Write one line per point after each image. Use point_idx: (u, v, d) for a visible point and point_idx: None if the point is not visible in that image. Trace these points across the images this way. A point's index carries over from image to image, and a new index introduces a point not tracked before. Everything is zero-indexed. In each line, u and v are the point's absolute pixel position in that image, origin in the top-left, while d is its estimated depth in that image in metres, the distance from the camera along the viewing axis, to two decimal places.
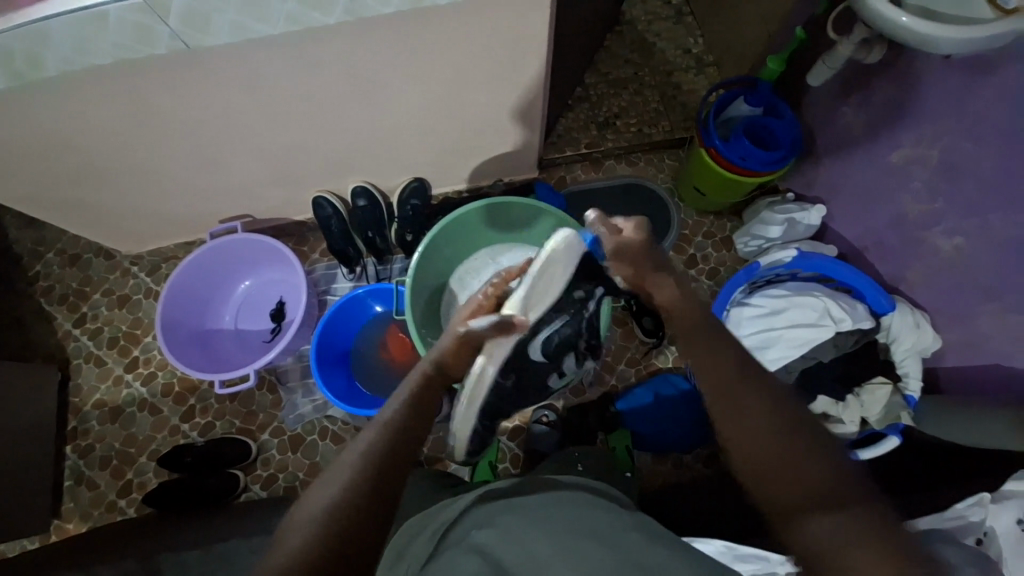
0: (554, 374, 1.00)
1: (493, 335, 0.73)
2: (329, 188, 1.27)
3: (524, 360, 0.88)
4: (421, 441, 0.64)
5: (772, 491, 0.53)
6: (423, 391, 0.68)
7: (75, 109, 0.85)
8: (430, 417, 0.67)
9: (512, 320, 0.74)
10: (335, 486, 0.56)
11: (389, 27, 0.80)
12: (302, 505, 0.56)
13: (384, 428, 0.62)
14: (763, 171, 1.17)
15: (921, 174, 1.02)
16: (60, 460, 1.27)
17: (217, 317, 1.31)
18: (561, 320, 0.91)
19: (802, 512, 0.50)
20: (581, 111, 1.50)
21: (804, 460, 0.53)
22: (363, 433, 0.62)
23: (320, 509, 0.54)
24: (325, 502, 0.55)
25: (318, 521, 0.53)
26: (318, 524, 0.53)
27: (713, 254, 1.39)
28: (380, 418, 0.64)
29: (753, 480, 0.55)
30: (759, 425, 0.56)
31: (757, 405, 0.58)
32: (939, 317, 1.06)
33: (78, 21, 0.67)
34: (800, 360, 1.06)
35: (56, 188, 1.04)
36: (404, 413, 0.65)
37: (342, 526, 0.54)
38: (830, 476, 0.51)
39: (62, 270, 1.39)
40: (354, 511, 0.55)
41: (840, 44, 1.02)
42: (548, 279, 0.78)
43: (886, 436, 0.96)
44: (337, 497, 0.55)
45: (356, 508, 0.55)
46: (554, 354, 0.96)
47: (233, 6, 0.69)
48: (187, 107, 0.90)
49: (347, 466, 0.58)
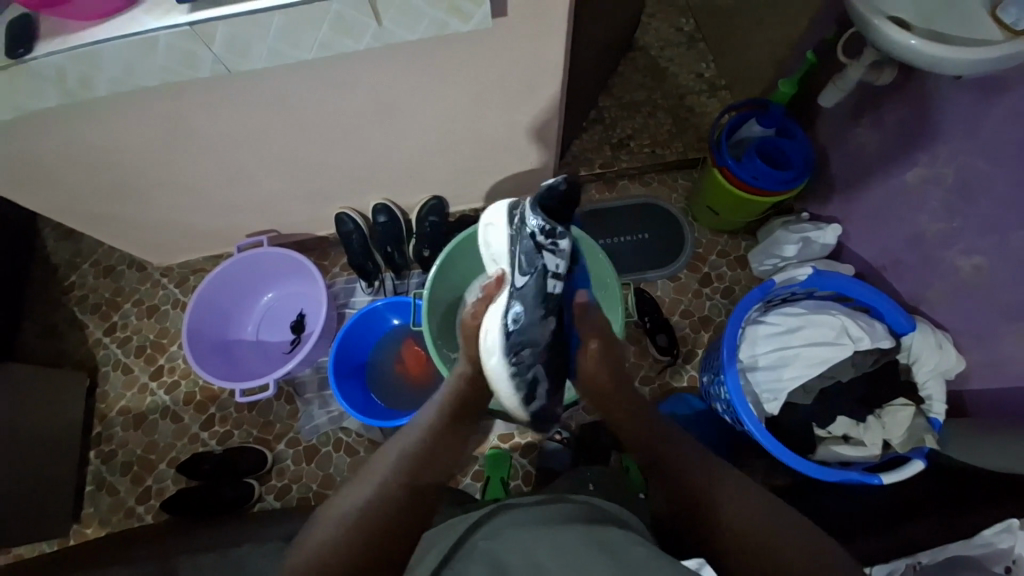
0: (552, 279, 0.78)
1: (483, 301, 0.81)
2: (351, 205, 1.32)
3: (509, 294, 0.77)
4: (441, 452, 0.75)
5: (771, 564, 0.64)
6: (455, 404, 0.78)
7: (121, 126, 0.91)
8: (446, 446, 0.76)
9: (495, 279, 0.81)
10: (368, 488, 0.69)
11: (413, 51, 0.85)
12: (338, 502, 0.69)
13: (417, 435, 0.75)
14: (776, 190, 1.18)
15: (937, 193, 1.02)
16: (84, 465, 1.30)
17: (240, 328, 1.35)
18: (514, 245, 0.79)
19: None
20: (595, 133, 1.54)
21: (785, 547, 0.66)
22: (386, 455, 0.74)
23: (354, 507, 0.67)
24: (359, 501, 0.68)
25: (353, 516, 0.66)
26: (348, 525, 0.65)
27: (728, 272, 1.39)
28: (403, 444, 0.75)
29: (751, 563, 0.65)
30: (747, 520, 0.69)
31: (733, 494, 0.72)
32: (962, 337, 1.04)
33: (128, 46, 0.73)
34: (818, 380, 1.04)
35: (97, 201, 1.11)
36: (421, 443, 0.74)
37: (370, 525, 0.66)
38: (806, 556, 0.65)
39: (96, 281, 1.46)
40: (381, 515, 0.66)
41: (851, 66, 1.05)
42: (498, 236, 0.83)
43: (910, 460, 0.94)
44: (367, 499, 0.68)
45: (381, 510, 0.67)
46: (528, 265, 0.77)
47: (271, 34, 0.74)
48: (222, 126, 0.96)
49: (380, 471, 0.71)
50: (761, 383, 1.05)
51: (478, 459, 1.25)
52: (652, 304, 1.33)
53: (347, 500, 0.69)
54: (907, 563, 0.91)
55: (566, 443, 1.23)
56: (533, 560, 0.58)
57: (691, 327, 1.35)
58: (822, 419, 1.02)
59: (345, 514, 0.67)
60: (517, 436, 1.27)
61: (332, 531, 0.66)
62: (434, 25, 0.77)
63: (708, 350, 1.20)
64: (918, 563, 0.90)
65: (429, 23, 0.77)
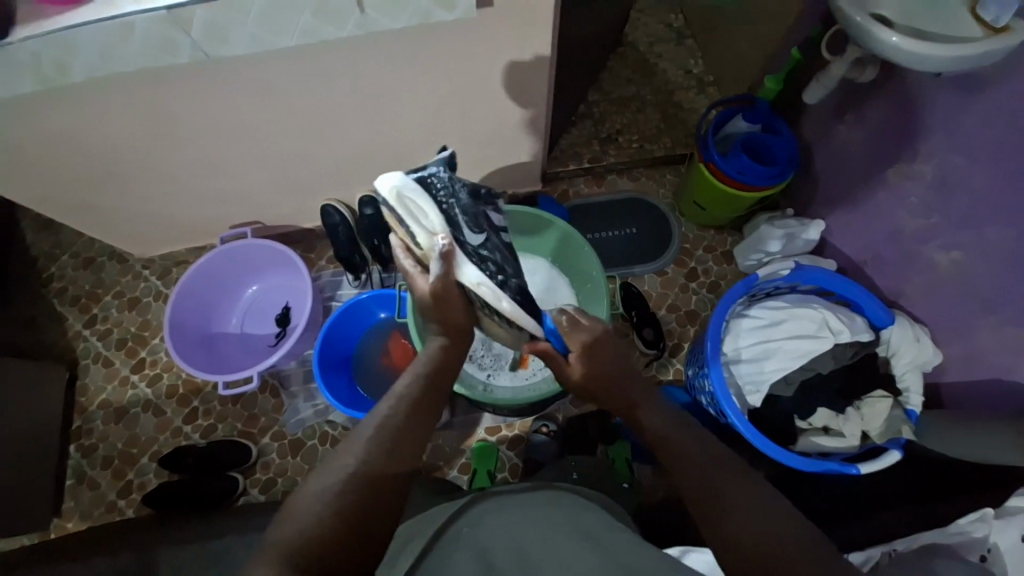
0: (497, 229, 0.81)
1: (445, 266, 0.68)
2: (338, 197, 1.31)
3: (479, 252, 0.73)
4: (427, 416, 0.71)
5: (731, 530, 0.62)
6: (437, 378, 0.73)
7: (100, 113, 0.89)
8: (430, 411, 0.71)
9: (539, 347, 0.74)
10: (354, 457, 0.63)
11: (397, 40, 0.84)
12: (316, 475, 0.62)
13: (397, 403, 0.69)
14: (760, 185, 1.19)
15: (916, 189, 1.03)
16: (63, 459, 1.28)
17: (224, 321, 1.33)
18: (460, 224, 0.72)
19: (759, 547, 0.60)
20: (584, 128, 1.54)
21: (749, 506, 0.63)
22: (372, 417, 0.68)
23: (340, 478, 0.61)
24: (345, 470, 0.62)
25: (338, 488, 0.60)
26: (334, 494, 0.60)
27: (714, 267, 1.40)
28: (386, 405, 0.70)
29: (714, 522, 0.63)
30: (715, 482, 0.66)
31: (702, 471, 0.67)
32: (939, 330, 1.06)
33: (103, 31, 0.71)
34: (799, 372, 1.05)
35: (75, 190, 1.09)
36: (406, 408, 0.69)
37: (358, 496, 0.60)
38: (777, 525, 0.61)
39: (76, 272, 1.43)
40: (363, 484, 0.61)
41: (834, 63, 1.05)
42: (416, 202, 0.69)
43: (887, 450, 0.96)
44: (355, 469, 0.62)
45: (371, 482, 0.61)
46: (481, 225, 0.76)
47: (251, 19, 0.73)
48: (204, 113, 0.94)
49: (363, 438, 0.65)
50: (744, 376, 1.06)
51: (465, 452, 1.25)
52: (638, 297, 1.34)
53: (328, 478, 0.61)
54: (882, 550, 0.90)
55: (553, 435, 1.22)
56: (523, 555, 0.58)
57: (677, 322, 1.36)
58: (803, 410, 1.04)
59: (326, 489, 0.60)
60: (504, 429, 1.27)
61: (311, 509, 0.59)
62: (418, 13, 0.76)
63: (693, 344, 1.21)
64: (894, 551, 0.89)
65: (413, 12, 0.76)
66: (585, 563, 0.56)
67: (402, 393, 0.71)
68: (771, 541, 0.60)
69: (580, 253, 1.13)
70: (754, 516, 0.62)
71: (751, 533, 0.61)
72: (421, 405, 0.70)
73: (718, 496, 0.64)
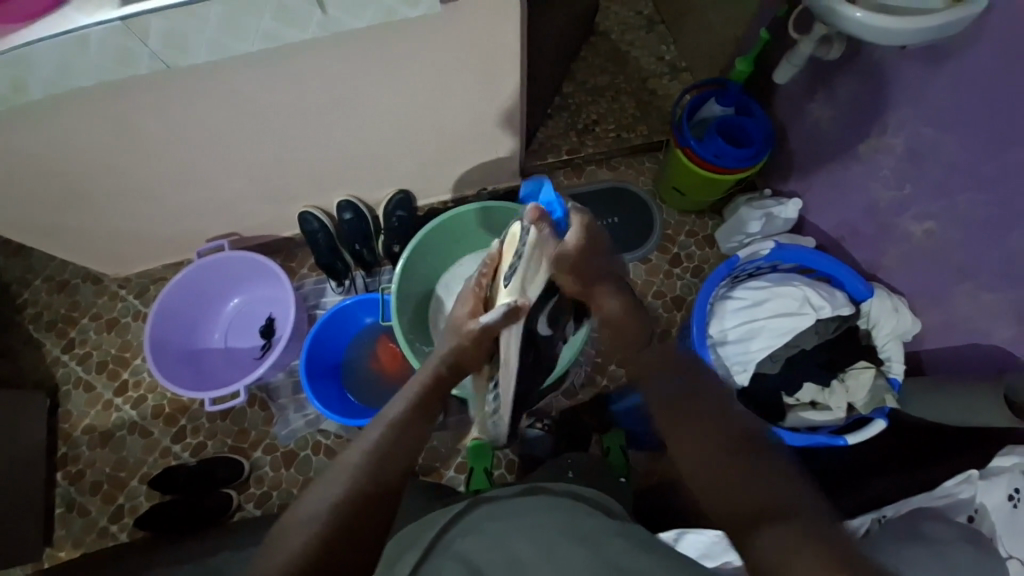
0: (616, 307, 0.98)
1: (505, 325, 0.67)
2: (316, 203, 1.29)
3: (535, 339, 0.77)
4: (417, 440, 0.68)
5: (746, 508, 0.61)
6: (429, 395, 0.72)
7: (62, 130, 0.87)
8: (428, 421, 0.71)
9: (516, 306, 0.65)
10: (338, 485, 0.61)
11: (363, 40, 0.83)
12: (300, 502, 0.61)
13: (385, 428, 0.67)
14: (738, 168, 1.20)
15: (888, 162, 1.05)
16: (50, 488, 1.25)
17: (207, 336, 1.31)
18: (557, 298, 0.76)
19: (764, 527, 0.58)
20: (560, 119, 1.53)
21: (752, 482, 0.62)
22: (368, 432, 0.67)
23: (323, 505, 0.59)
24: (328, 498, 0.60)
25: (322, 518, 0.58)
26: (318, 522, 0.58)
27: (697, 252, 1.41)
28: (386, 416, 0.69)
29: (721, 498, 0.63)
30: (719, 455, 0.66)
31: (710, 441, 0.68)
32: (917, 300, 1.09)
33: (56, 46, 0.69)
34: (784, 349, 1.06)
35: (41, 211, 1.05)
36: (406, 414, 0.69)
37: (345, 517, 0.59)
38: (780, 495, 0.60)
39: (50, 296, 1.39)
40: (346, 515, 0.59)
41: (800, 42, 1.06)
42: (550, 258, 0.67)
43: (872, 421, 0.98)
44: (339, 496, 0.60)
45: (356, 504, 0.60)
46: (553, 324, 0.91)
47: (212, 26, 0.72)
48: (171, 126, 0.92)
49: (350, 466, 0.63)
50: (731, 356, 1.07)
51: (461, 452, 1.25)
52: None
53: (314, 502, 0.60)
54: (872, 518, 0.92)
55: (548, 430, 1.24)
56: (512, 557, 0.58)
57: (664, 308, 1.37)
58: (790, 387, 1.06)
59: (310, 517, 0.58)
60: None
61: (293, 541, 0.57)
62: (383, 12, 0.75)
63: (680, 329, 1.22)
64: (883, 518, 0.91)
65: (377, 11, 0.75)
66: (571, 564, 0.57)
67: (392, 419, 0.68)
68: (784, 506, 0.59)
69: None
70: (757, 479, 0.62)
71: (759, 495, 0.60)
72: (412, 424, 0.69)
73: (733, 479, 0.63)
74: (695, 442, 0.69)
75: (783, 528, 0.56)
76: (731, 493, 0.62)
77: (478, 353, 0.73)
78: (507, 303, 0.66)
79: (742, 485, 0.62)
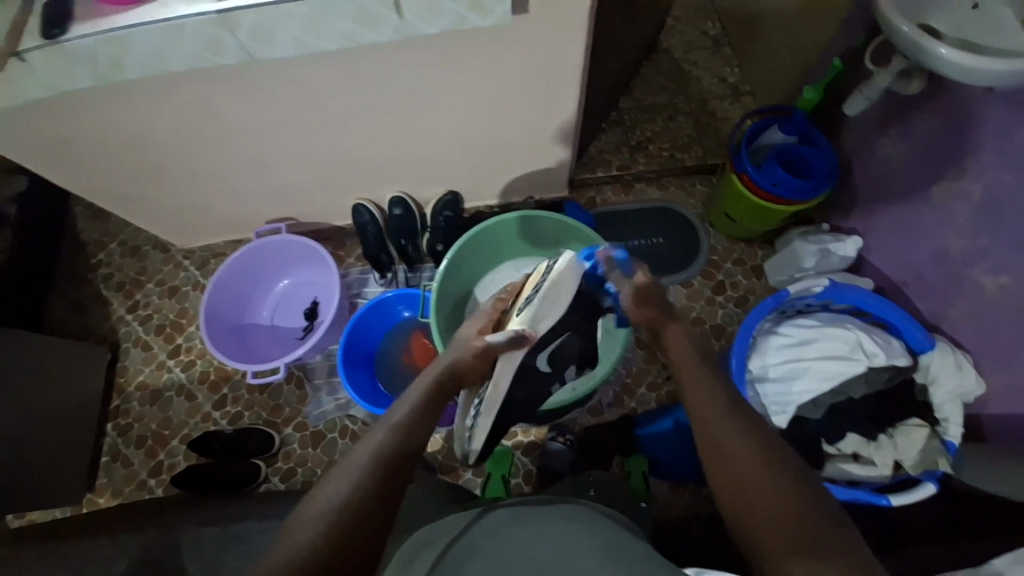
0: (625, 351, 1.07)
1: (506, 349, 0.74)
2: (369, 197, 1.34)
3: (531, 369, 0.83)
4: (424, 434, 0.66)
5: (760, 517, 0.53)
6: (434, 400, 0.71)
7: (149, 109, 0.94)
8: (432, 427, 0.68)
9: (523, 334, 0.74)
10: (345, 486, 0.57)
11: (429, 44, 0.86)
12: (307, 504, 0.57)
13: (390, 432, 0.64)
14: (796, 199, 1.16)
15: (964, 208, 0.98)
16: (101, 436, 1.35)
17: (255, 312, 1.38)
18: (558, 340, 0.85)
19: (783, 550, 0.50)
20: (614, 135, 1.53)
21: (771, 490, 0.54)
22: (373, 433, 0.64)
23: (331, 505, 0.56)
24: (335, 498, 0.56)
25: (329, 517, 0.55)
26: (324, 522, 0.54)
27: (743, 281, 1.37)
28: (390, 420, 0.66)
29: (733, 501, 0.56)
30: (744, 455, 0.58)
31: (739, 442, 0.59)
32: (983, 358, 1.01)
33: (155, 32, 0.75)
34: (829, 395, 1.01)
35: (122, 181, 1.15)
36: (412, 418, 0.67)
37: (358, 518, 0.55)
38: (801, 511, 0.52)
39: (122, 260, 1.51)
40: (355, 516, 0.55)
41: (877, 74, 1.01)
42: (555, 300, 0.78)
43: (921, 483, 0.91)
44: (347, 495, 0.57)
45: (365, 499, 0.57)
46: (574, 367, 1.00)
47: (295, 24, 0.76)
48: (245, 113, 0.98)
49: (357, 466, 0.59)
50: (770, 396, 1.02)
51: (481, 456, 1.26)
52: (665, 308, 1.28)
53: (319, 502, 0.56)
54: None
55: (570, 445, 1.21)
56: (534, 558, 0.58)
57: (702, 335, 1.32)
58: (832, 435, 1.00)
59: (320, 514, 0.55)
60: (520, 434, 1.27)
61: (297, 539, 0.54)
62: (453, 20, 0.78)
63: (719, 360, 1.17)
64: None
65: (449, 18, 0.78)
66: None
67: (396, 423, 0.65)
68: (799, 518, 0.52)
69: (574, 243, 1.16)
70: (788, 496, 0.54)
71: (790, 516, 0.52)
72: (419, 430, 0.66)
73: (746, 482, 0.56)
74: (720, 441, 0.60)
75: (809, 558, 0.49)
76: (754, 505, 0.54)
77: (475, 373, 0.76)
78: (516, 328, 0.74)
79: (769, 500, 0.54)
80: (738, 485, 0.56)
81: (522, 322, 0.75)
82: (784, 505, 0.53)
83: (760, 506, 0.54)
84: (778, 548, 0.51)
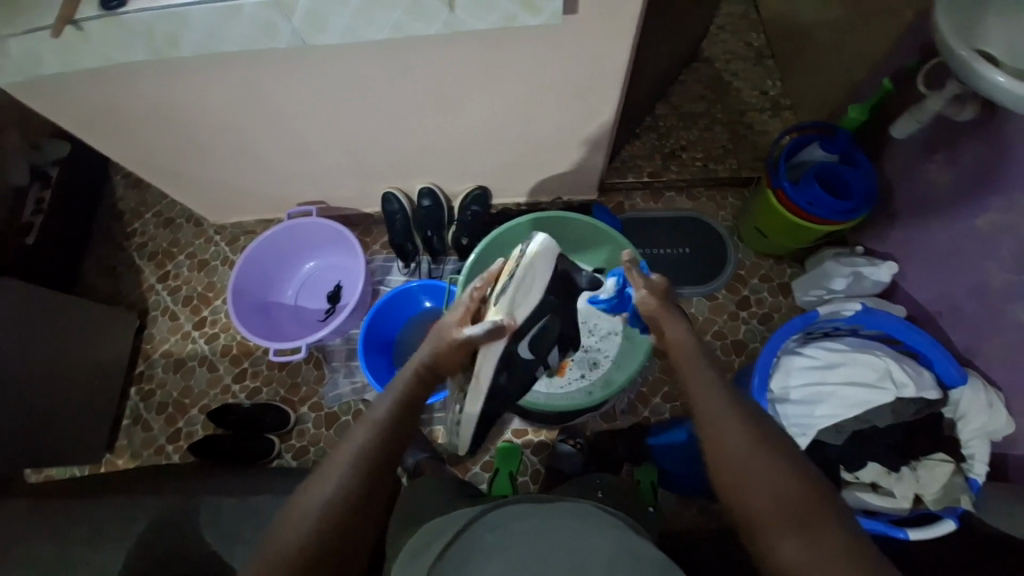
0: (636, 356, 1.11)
1: (485, 341, 0.72)
2: (399, 186, 1.35)
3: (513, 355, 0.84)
4: (418, 424, 0.67)
5: (756, 500, 0.56)
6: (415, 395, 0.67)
7: (196, 86, 0.97)
8: (416, 422, 0.66)
9: (502, 324, 0.72)
10: (329, 487, 0.58)
11: (476, 39, 0.86)
12: (302, 495, 0.58)
13: (370, 429, 0.62)
14: (832, 219, 1.13)
15: (1009, 242, 0.95)
16: (124, 399, 1.39)
17: (280, 292, 1.41)
18: (540, 323, 0.88)
19: (779, 530, 0.54)
20: (648, 140, 1.51)
21: (766, 472, 0.57)
22: (356, 430, 0.63)
23: (318, 505, 0.56)
24: (323, 498, 0.57)
25: (314, 519, 0.56)
26: (311, 523, 0.55)
27: (768, 298, 1.35)
28: (372, 416, 0.64)
29: (730, 484, 0.58)
30: (740, 440, 0.60)
31: (734, 428, 0.61)
32: (1015, 397, 0.98)
33: (212, 11, 0.77)
34: (853, 422, 0.98)
35: (163, 154, 1.18)
36: (395, 414, 0.64)
37: (346, 519, 0.57)
38: (794, 491, 0.55)
39: (156, 230, 1.55)
40: (342, 518, 0.56)
41: (929, 98, 0.99)
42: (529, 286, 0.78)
43: (942, 519, 0.88)
44: (332, 496, 0.57)
45: (364, 495, 0.58)
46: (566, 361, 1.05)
47: (349, 10, 0.77)
48: (287, 97, 1.00)
49: (340, 467, 0.59)
50: (791, 417, 1.00)
51: (490, 450, 1.27)
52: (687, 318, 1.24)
53: (307, 502, 0.57)
54: None
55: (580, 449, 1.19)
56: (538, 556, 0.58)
57: (723, 350, 1.31)
58: (851, 462, 0.98)
59: (307, 516, 0.56)
60: (531, 433, 1.28)
61: (286, 537, 0.55)
62: (503, 17, 0.78)
63: (740, 375, 1.15)
64: None
65: (500, 14, 0.78)
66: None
67: (376, 420, 0.63)
68: (793, 497, 0.55)
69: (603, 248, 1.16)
70: (782, 471, 0.57)
71: (784, 491, 0.55)
72: (401, 427, 0.64)
73: (743, 466, 0.58)
74: (715, 427, 0.62)
75: (802, 537, 0.52)
76: (750, 488, 0.57)
77: (452, 365, 0.72)
78: (493, 320, 0.72)
79: (766, 483, 0.56)
80: (735, 469, 0.58)
81: (500, 313, 0.73)
82: (779, 486, 0.56)
83: (757, 489, 0.56)
84: (774, 525, 0.54)
